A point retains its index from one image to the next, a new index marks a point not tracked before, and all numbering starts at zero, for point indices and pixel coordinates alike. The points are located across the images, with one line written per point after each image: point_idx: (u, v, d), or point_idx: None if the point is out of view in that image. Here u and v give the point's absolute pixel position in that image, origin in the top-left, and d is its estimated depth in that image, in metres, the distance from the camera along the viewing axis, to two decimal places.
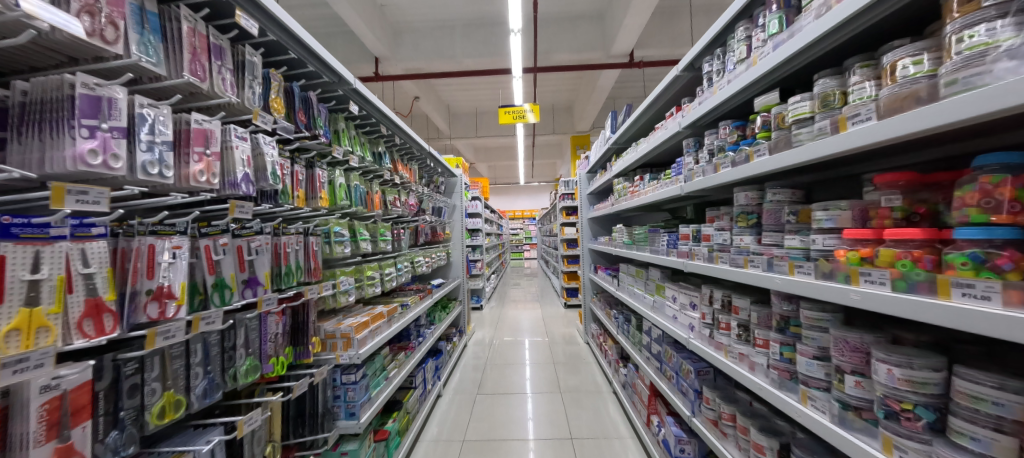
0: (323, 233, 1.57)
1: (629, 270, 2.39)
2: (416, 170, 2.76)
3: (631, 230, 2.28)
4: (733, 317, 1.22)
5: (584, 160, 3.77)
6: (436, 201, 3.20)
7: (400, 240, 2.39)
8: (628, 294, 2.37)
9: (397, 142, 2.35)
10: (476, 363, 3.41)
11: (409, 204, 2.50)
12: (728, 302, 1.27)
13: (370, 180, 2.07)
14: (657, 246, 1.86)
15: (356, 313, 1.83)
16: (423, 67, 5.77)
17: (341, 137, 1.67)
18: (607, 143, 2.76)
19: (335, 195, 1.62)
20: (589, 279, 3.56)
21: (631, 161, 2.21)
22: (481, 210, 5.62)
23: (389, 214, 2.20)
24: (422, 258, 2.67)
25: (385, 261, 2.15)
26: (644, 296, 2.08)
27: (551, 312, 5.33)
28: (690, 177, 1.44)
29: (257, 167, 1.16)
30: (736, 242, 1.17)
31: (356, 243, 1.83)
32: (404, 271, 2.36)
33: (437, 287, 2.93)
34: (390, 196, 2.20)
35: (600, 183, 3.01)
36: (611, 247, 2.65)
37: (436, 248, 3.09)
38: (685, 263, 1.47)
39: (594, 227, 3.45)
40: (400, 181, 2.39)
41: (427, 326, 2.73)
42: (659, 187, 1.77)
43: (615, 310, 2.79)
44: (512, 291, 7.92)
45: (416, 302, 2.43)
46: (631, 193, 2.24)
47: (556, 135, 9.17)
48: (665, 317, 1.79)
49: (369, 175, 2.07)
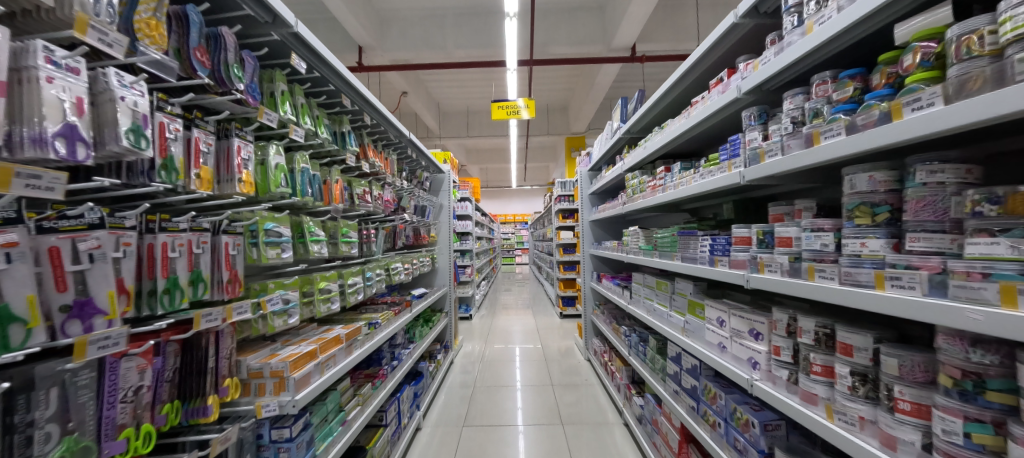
0: (243, 232, 0.96)
1: (645, 280, 1.93)
2: (395, 161, 2.18)
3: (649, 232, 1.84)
4: (843, 362, 0.78)
5: (586, 157, 3.37)
6: (417, 199, 2.68)
7: (368, 243, 1.81)
8: (644, 310, 1.92)
9: (367, 126, 1.84)
10: (463, 387, 2.86)
11: (384, 200, 1.94)
12: (830, 338, 0.83)
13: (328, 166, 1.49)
14: (688, 251, 1.42)
15: (295, 338, 1.20)
16: (410, 58, 5.31)
17: (284, 100, 1.12)
18: (616, 134, 2.36)
19: (271, 178, 1.03)
20: (590, 289, 3.14)
21: (650, 150, 1.79)
22: (471, 212, 5.16)
23: (355, 211, 1.61)
24: (397, 266, 2.14)
25: (349, 270, 1.55)
26: (670, 313, 1.63)
27: (547, 322, 4.88)
28: (755, 160, 1.01)
29: (96, 126, 0.62)
30: (848, 245, 0.75)
31: (296, 246, 1.21)
32: (378, 281, 1.84)
33: (417, 299, 2.42)
34: (358, 190, 1.65)
35: (607, 180, 2.58)
36: (621, 254, 2.21)
37: (415, 255, 2.54)
38: (745, 274, 1.04)
39: (596, 230, 3.05)
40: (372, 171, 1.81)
41: (405, 344, 2.14)
42: (694, 179, 1.34)
43: (627, 327, 2.34)
44: (503, 298, 7.44)
45: (393, 319, 1.88)
46: (650, 189, 1.79)
47: (550, 135, 8.83)
48: (705, 342, 1.31)
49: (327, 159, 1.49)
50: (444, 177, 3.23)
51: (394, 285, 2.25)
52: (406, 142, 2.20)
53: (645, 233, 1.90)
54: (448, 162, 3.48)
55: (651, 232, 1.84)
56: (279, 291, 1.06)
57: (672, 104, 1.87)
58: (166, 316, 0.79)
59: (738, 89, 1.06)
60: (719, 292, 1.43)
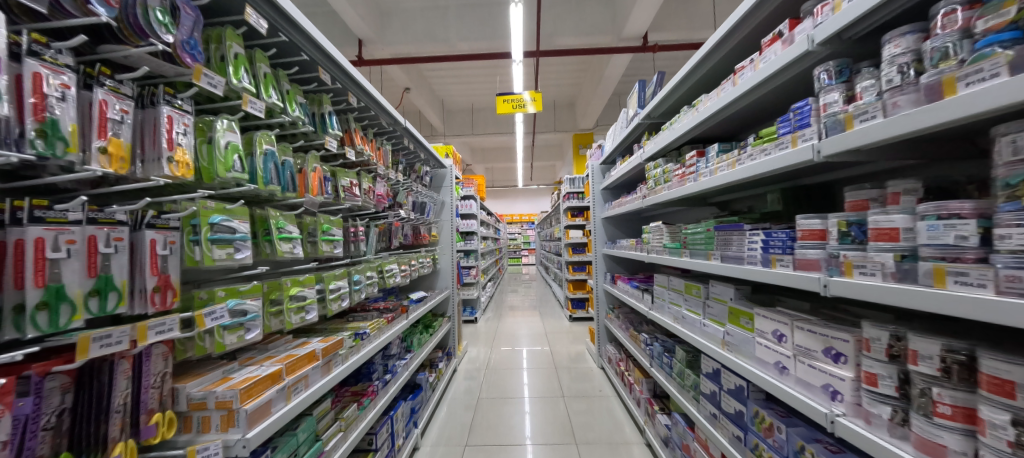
0: (180, 227, 0.76)
1: (669, 282, 1.67)
2: (389, 152, 1.94)
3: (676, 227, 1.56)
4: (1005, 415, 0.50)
5: (597, 149, 3.11)
6: (416, 195, 2.46)
7: (355, 241, 1.56)
8: (668, 316, 1.67)
9: (353, 109, 1.61)
10: (466, 398, 2.62)
11: (377, 195, 1.74)
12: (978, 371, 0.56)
13: (303, 154, 1.28)
14: (728, 249, 1.16)
15: (260, 356, 1.00)
16: (412, 51, 5.12)
17: (242, 64, 0.89)
18: (633, 121, 2.11)
19: (219, 159, 0.82)
20: (603, 292, 2.89)
21: (677, 134, 1.54)
22: (476, 211, 4.96)
23: (339, 206, 1.41)
24: (391, 266, 1.91)
25: (330, 272, 1.32)
26: (700, 320, 1.39)
27: (555, 326, 4.63)
28: (836, 128, 0.77)
29: None
30: (1008, 237, 0.48)
31: (262, 246, 1.02)
32: (369, 285, 1.62)
33: (415, 303, 2.19)
34: (341, 181, 1.44)
35: (623, 173, 2.34)
36: (639, 253, 1.96)
37: (413, 256, 2.30)
38: (820, 277, 0.80)
39: (609, 228, 2.81)
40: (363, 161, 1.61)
41: (400, 355, 1.90)
42: (739, 161, 1.09)
43: (649, 334, 2.06)
44: (509, 300, 7.20)
45: (384, 327, 1.64)
46: (676, 178, 1.52)
47: (557, 133, 8.57)
48: (755, 358, 1.06)
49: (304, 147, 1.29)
50: (446, 172, 3.01)
51: (390, 288, 2.03)
52: (401, 130, 1.96)
53: (668, 229, 1.64)
54: (450, 156, 3.26)
55: (677, 227, 1.58)
56: (230, 301, 0.85)
57: (703, 80, 1.61)
58: (33, 345, 0.57)
59: (807, 40, 0.82)
60: (766, 298, 1.19)
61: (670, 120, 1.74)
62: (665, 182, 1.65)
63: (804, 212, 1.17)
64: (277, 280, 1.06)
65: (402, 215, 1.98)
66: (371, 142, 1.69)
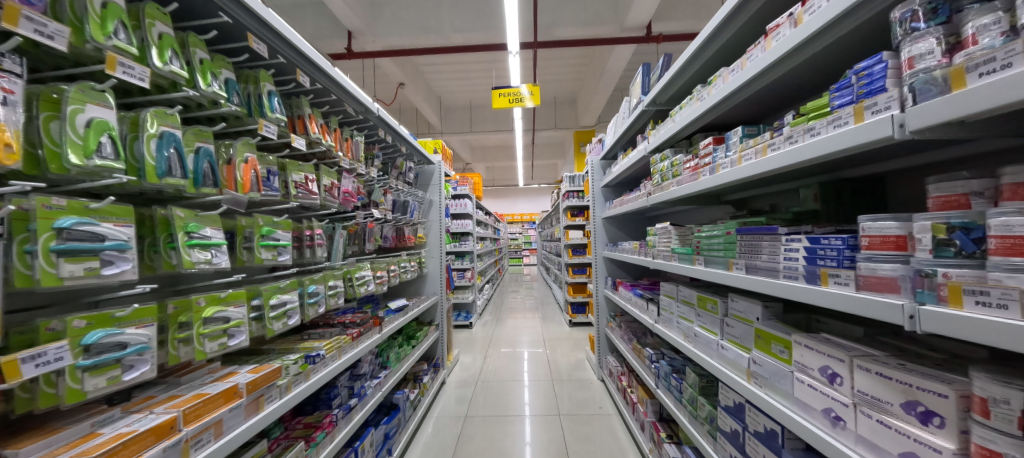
0: (11, 229, 0.55)
1: (678, 292, 1.38)
2: (360, 144, 1.69)
3: (687, 229, 1.30)
4: None
5: (598, 143, 2.84)
6: (397, 193, 2.21)
7: (314, 246, 1.31)
8: (678, 333, 1.37)
9: (308, 92, 1.37)
10: (453, 409, 2.38)
11: (343, 192, 1.52)
12: None
13: (227, 138, 1.04)
14: (757, 258, 0.88)
15: (162, 396, 0.80)
16: (403, 44, 4.89)
17: (115, 17, 0.67)
18: (636, 109, 1.86)
19: (75, 140, 0.61)
20: (604, 298, 2.64)
21: (688, 119, 1.30)
22: (471, 211, 4.73)
23: (286, 205, 1.18)
24: (363, 272, 1.66)
25: (273, 285, 1.09)
26: (717, 341, 1.08)
27: (555, 330, 4.38)
28: (934, 90, 0.48)
29: None
30: None
31: (164, 255, 0.81)
32: (330, 297, 1.38)
33: (395, 314, 1.94)
34: (291, 176, 1.22)
35: (625, 168, 2.09)
36: (643, 258, 1.70)
37: (392, 260, 2.05)
38: (904, 305, 0.51)
39: (611, 229, 2.56)
40: (323, 151, 1.38)
41: (372, 373, 1.65)
42: (770, 147, 0.82)
43: (663, 349, 1.75)
44: (509, 301, 6.97)
45: (348, 346, 1.37)
46: (687, 171, 1.23)
47: (558, 130, 8.31)
48: (795, 398, 0.75)
49: (230, 133, 1.05)
50: (434, 169, 2.76)
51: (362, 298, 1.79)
52: (373, 119, 1.71)
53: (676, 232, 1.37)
54: (439, 151, 3.00)
55: (687, 229, 1.30)
56: (99, 332, 0.64)
57: (718, 53, 1.35)
58: None
59: None
60: (804, 319, 0.90)
61: (679, 104, 1.48)
62: (671, 176, 1.38)
63: (849, 210, 0.92)
64: (179, 298, 0.84)
65: (376, 214, 1.72)
66: (333, 130, 1.45)
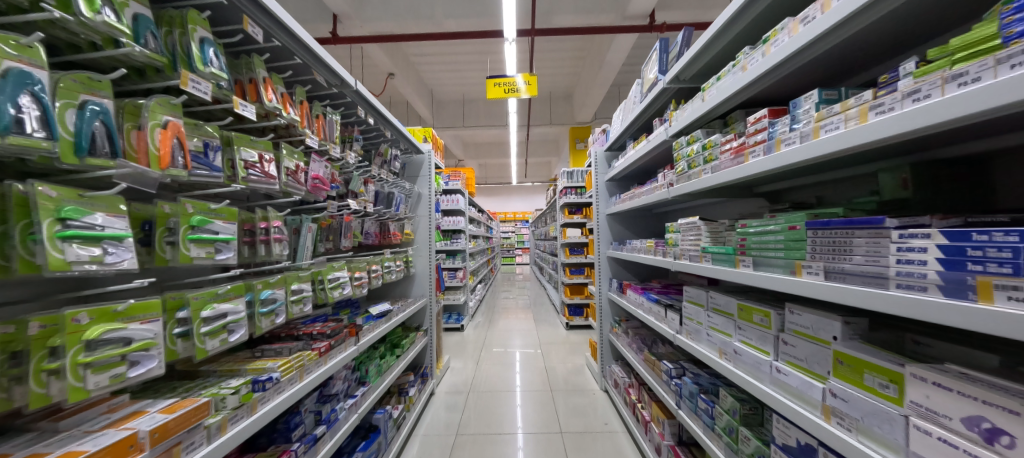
0: None
1: (710, 300, 1.17)
2: (336, 123, 1.40)
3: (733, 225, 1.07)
4: None
5: (602, 134, 2.62)
6: (380, 184, 1.93)
7: (272, 240, 1.02)
8: (708, 347, 1.17)
9: (264, 52, 1.08)
10: (444, 426, 2.12)
11: (313, 176, 1.24)
12: None
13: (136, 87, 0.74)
14: (844, 262, 0.66)
15: (18, 453, 0.52)
16: (392, 30, 4.59)
17: None
18: (652, 91, 1.64)
19: None
20: (608, 302, 2.44)
21: (723, 95, 1.08)
22: (463, 208, 4.49)
23: (230, 189, 0.91)
24: (337, 273, 1.39)
25: (204, 292, 0.82)
26: (770, 362, 0.89)
27: (551, 333, 4.17)
28: None
29: None
30: None
31: (18, 250, 0.55)
32: (292, 304, 1.11)
33: (376, 321, 1.67)
34: (239, 153, 0.93)
35: (636, 159, 1.87)
36: (660, 259, 1.51)
37: (374, 259, 1.79)
38: None
39: (616, 227, 2.35)
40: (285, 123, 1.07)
41: (347, 391, 1.37)
42: (868, 110, 0.60)
43: (681, 361, 1.55)
44: (502, 302, 6.73)
45: (312, 364, 1.08)
46: (727, 154, 1.03)
47: (553, 126, 8.09)
48: (911, 454, 0.55)
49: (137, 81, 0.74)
50: (424, 159, 2.50)
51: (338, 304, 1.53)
52: (350, 95, 1.44)
53: (718, 232, 1.13)
54: (429, 139, 2.72)
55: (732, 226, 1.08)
56: None
57: (759, 24, 1.13)
58: None
59: None
60: (892, 338, 0.73)
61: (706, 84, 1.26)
62: (702, 163, 1.17)
63: (946, 197, 0.73)
64: (43, 314, 0.58)
65: (353, 205, 1.44)
66: (297, 104, 1.15)
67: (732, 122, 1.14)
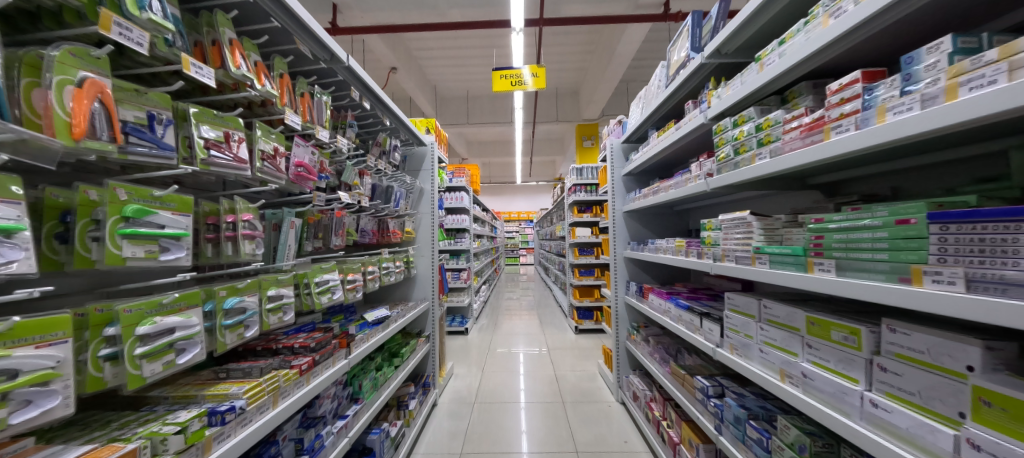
0: None
1: (765, 310, 0.98)
2: (325, 105, 1.22)
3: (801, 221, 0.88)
4: None
5: (619, 125, 2.42)
6: (376, 177, 1.74)
7: (239, 236, 0.83)
8: (763, 367, 0.98)
9: (230, 9, 0.88)
10: (448, 441, 1.93)
11: (298, 163, 1.06)
12: None
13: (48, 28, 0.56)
14: (1005, 267, 0.47)
15: None
16: (393, 20, 4.41)
17: None
18: (681, 73, 1.44)
19: None
20: (625, 307, 2.23)
21: (783, 68, 0.88)
22: (467, 206, 4.31)
23: (183, 172, 0.72)
24: (325, 276, 1.20)
25: (144, 301, 0.61)
26: (860, 392, 0.70)
27: (559, 337, 3.97)
28: None
29: None
30: None
31: None
32: (268, 313, 0.92)
33: (371, 329, 1.48)
34: (197, 128, 0.75)
35: (660, 151, 1.68)
36: (694, 261, 1.31)
37: (370, 259, 1.61)
38: None
39: (634, 225, 2.17)
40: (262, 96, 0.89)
41: (337, 411, 1.18)
42: None
43: (717, 376, 1.36)
44: (506, 303, 6.55)
45: (290, 386, 0.89)
46: (795, 135, 0.83)
47: (559, 123, 7.90)
48: None
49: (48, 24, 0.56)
50: (426, 151, 2.31)
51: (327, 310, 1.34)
52: (341, 72, 1.24)
53: (786, 230, 0.93)
54: (432, 131, 2.53)
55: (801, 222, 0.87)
56: None
57: None
58: None
59: None
60: None
61: (755, 61, 1.06)
62: (756, 146, 0.98)
63: None
64: None
65: (345, 197, 1.25)
66: (276, 78, 0.97)
67: (796, 100, 0.93)
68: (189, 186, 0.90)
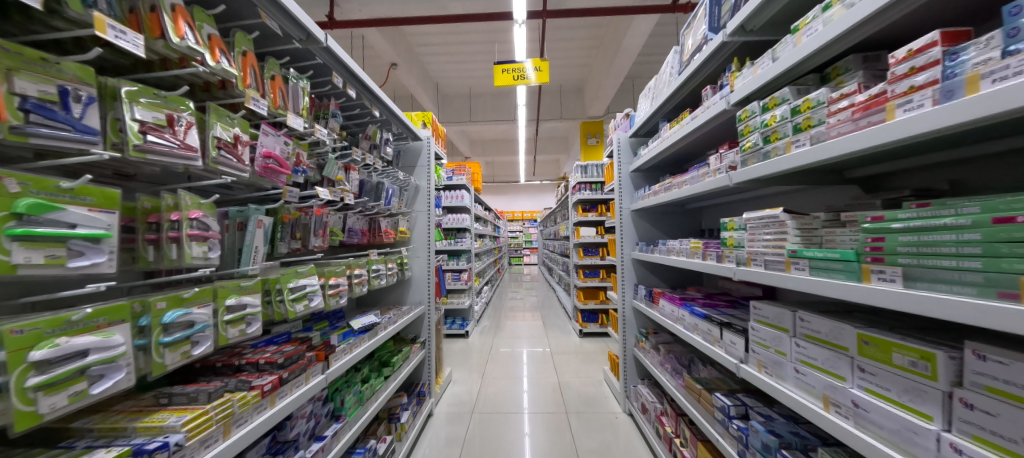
0: None
1: (804, 325, 0.83)
2: (302, 91, 1.10)
3: (851, 220, 0.73)
4: None
5: (626, 119, 2.27)
6: (365, 172, 1.61)
7: (185, 237, 0.70)
8: (800, 391, 0.83)
9: None
10: (443, 454, 1.81)
11: (265, 154, 0.93)
12: None
13: None
14: None
15: None
16: (392, 13, 4.29)
17: None
18: (695, 57, 1.29)
19: None
20: (633, 311, 2.09)
21: (827, 39, 0.73)
22: (468, 205, 4.19)
23: (102, 159, 0.58)
24: (299, 281, 1.08)
25: (45, 319, 0.48)
26: (936, 433, 0.55)
27: (563, 341, 3.83)
28: None
29: None
30: None
31: None
32: (225, 326, 0.80)
33: (357, 337, 1.36)
34: (129, 109, 0.62)
35: (674, 144, 1.54)
36: (712, 265, 1.15)
37: (357, 261, 1.48)
38: None
39: (643, 225, 2.03)
40: (218, 74, 0.77)
41: (313, 432, 1.06)
42: None
43: (739, 394, 1.21)
44: (508, 303, 6.42)
45: (246, 413, 0.75)
46: (846, 117, 0.69)
47: (563, 121, 7.74)
48: None
49: None
50: (422, 146, 2.18)
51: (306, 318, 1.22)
52: (319, 54, 1.12)
53: (833, 230, 0.77)
54: (429, 125, 2.41)
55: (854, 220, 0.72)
56: None
57: None
58: None
59: None
60: None
61: (783, 39, 0.90)
62: (792, 133, 0.83)
63: None
64: None
65: (324, 194, 1.13)
66: (237, 56, 0.85)
67: (842, 79, 0.78)
68: (133, 180, 0.78)
